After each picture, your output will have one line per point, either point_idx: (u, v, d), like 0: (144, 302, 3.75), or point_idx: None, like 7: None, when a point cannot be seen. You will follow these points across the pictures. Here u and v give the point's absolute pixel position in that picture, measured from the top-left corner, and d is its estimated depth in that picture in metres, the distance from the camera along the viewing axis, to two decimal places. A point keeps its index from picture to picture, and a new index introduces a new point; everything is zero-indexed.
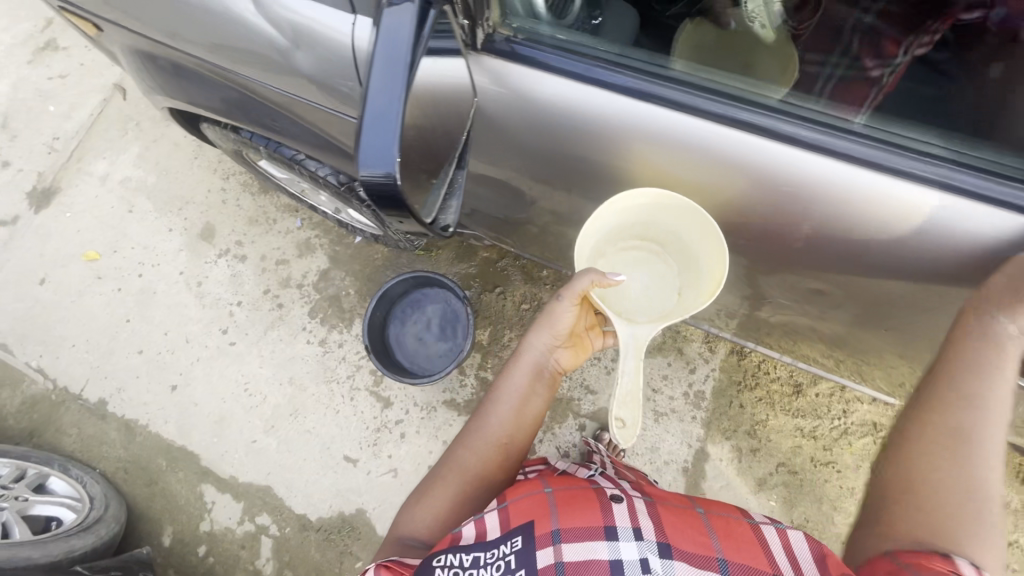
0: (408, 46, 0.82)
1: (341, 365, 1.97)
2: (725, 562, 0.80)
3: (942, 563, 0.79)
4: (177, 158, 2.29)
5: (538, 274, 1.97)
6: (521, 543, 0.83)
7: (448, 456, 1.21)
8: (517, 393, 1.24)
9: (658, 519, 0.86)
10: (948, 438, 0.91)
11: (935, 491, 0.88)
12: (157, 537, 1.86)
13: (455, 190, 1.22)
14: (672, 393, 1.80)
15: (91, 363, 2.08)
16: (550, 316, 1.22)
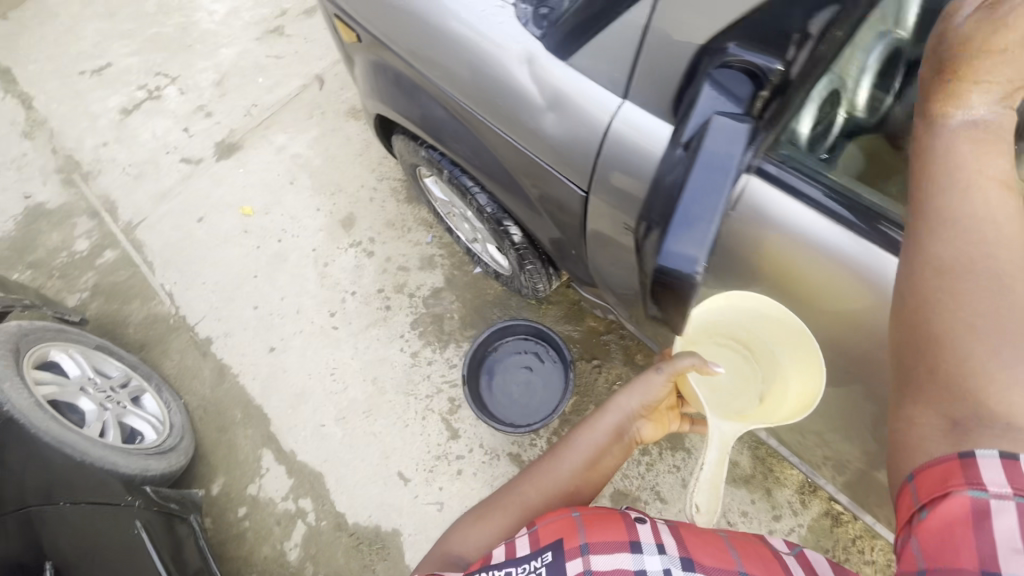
0: (738, 160, 0.83)
1: (424, 383, 2.00)
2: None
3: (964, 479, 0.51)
4: (345, 150, 2.52)
5: (639, 360, 1.93)
6: (552, 558, 0.74)
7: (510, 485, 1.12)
8: (592, 447, 1.14)
9: (682, 539, 0.77)
10: (949, 284, 0.57)
11: (947, 350, 0.55)
12: (209, 483, 1.94)
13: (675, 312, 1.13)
14: (747, 533, 1.67)
15: (212, 303, 2.27)
16: (643, 384, 1.13)
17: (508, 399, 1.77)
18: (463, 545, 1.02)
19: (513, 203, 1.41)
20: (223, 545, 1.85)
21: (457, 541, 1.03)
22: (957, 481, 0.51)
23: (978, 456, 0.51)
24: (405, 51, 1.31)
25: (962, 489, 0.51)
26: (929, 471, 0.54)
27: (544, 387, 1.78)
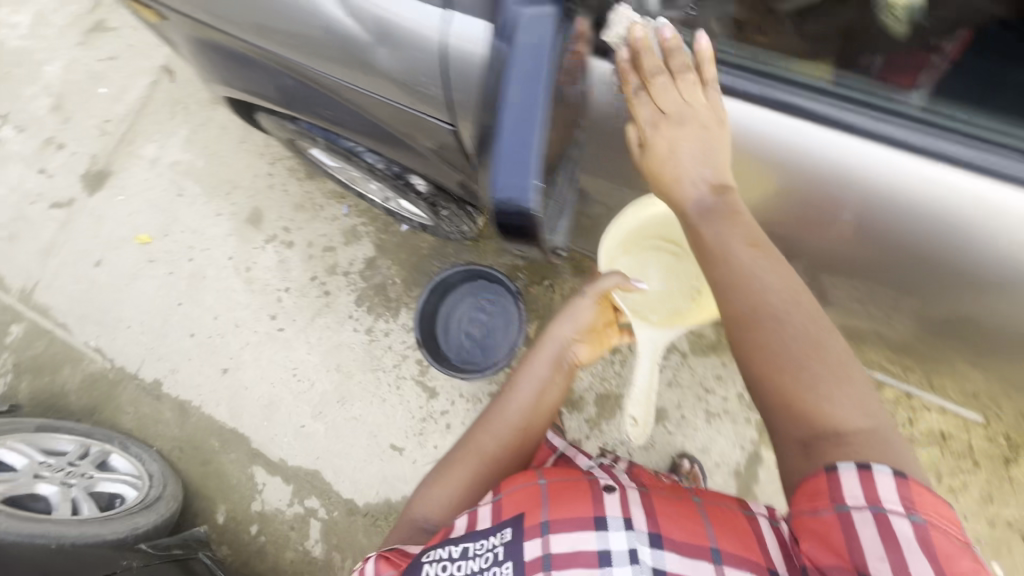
0: (549, 58, 0.79)
1: (387, 355, 1.97)
2: (720, 553, 0.76)
3: (826, 495, 0.70)
4: (224, 142, 2.29)
5: (587, 268, 1.92)
6: (510, 535, 0.83)
7: (465, 441, 1.20)
8: (534, 389, 1.22)
9: (652, 512, 0.84)
10: (748, 321, 0.81)
11: (791, 382, 0.77)
12: (211, 514, 1.92)
13: (565, 211, 1.20)
14: (724, 394, 1.76)
15: (146, 344, 2.13)
16: (572, 310, 1.24)
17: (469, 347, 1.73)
18: (429, 501, 1.12)
19: (401, 155, 1.29)
20: (247, 566, 1.86)
21: (419, 506, 1.12)
22: (816, 492, 0.72)
23: (837, 468, 0.71)
24: (212, 16, 1.14)
25: (826, 508, 0.70)
26: (800, 483, 0.75)
27: (501, 328, 1.73)
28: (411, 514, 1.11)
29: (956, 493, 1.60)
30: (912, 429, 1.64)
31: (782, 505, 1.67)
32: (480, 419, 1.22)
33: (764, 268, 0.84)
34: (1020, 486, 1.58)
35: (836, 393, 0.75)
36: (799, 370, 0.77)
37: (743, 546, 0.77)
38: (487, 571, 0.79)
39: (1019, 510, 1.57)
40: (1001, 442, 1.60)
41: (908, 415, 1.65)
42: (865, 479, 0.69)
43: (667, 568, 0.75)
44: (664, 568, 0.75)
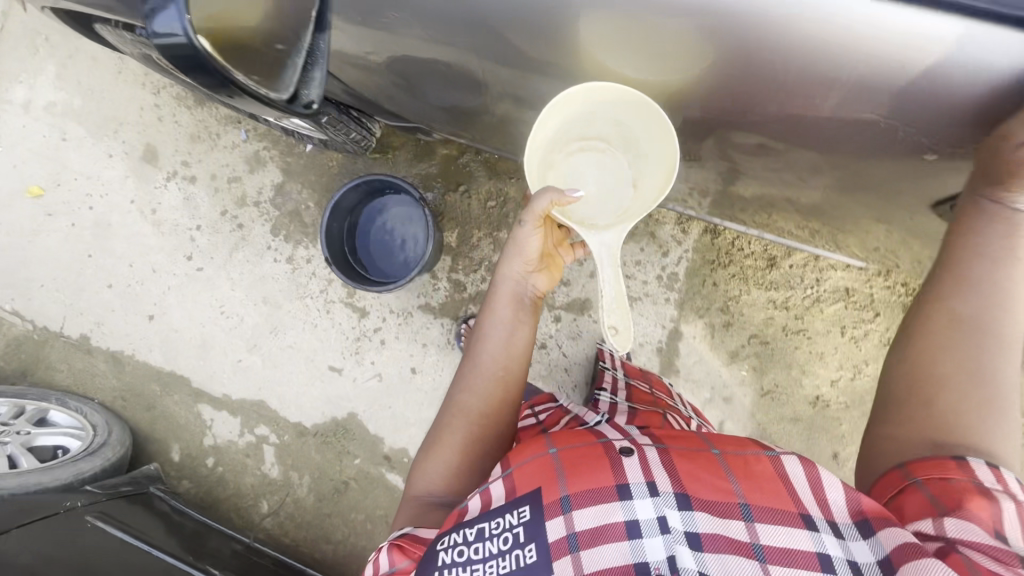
0: None
1: (312, 281, 1.94)
2: (749, 508, 0.74)
3: (957, 469, 0.83)
4: (99, 74, 2.08)
5: (501, 169, 1.86)
6: (529, 514, 0.76)
7: (446, 409, 1.13)
8: (501, 333, 1.14)
9: (675, 470, 0.78)
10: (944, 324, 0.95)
11: (946, 395, 0.91)
12: (166, 453, 1.97)
13: (318, 58, 1.05)
14: (645, 278, 1.79)
15: (64, 301, 2.06)
16: (515, 243, 1.14)
17: (385, 261, 1.78)
18: (427, 477, 1.06)
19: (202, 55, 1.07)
20: (210, 494, 1.94)
21: (420, 484, 1.07)
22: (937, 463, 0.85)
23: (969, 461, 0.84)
24: None
25: (958, 479, 0.82)
26: (912, 457, 0.88)
27: (417, 245, 1.75)
28: (413, 495, 1.06)
29: (857, 342, 1.71)
30: (818, 288, 1.73)
31: (703, 373, 1.77)
32: (455, 378, 1.16)
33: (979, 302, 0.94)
34: None
35: (978, 414, 0.88)
36: (968, 390, 0.90)
37: (773, 498, 0.75)
38: (507, 555, 0.73)
39: None
40: (900, 291, 1.69)
41: (815, 276, 1.72)
42: (996, 474, 0.83)
43: (701, 529, 0.72)
44: (697, 531, 0.72)
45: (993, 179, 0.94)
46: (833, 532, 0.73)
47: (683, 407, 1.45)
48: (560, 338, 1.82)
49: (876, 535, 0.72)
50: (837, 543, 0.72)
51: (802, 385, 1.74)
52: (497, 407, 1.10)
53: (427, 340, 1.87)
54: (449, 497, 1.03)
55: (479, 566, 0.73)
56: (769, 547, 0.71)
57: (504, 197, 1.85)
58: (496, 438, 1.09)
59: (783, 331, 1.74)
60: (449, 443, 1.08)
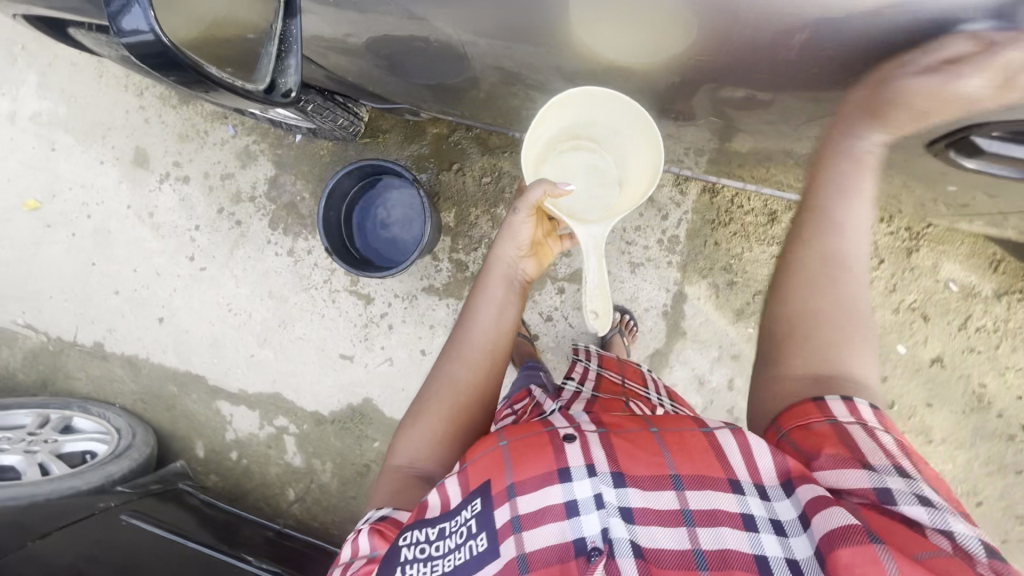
0: None
1: (315, 272, 1.95)
2: (679, 478, 0.76)
3: (816, 412, 0.84)
4: (80, 80, 2.05)
5: (494, 144, 1.83)
6: (480, 505, 0.78)
7: (431, 382, 1.11)
8: (493, 313, 1.13)
9: (613, 450, 0.79)
10: (820, 268, 0.92)
11: (812, 332, 0.91)
12: (191, 450, 2.03)
13: (292, 44, 1.01)
14: (646, 243, 1.79)
15: (74, 311, 2.09)
16: (510, 230, 1.13)
17: (381, 251, 1.76)
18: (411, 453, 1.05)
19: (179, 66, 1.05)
20: (238, 486, 2.00)
21: (402, 454, 1.06)
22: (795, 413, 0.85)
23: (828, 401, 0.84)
24: None
25: (819, 421, 0.83)
26: (783, 408, 0.88)
27: (413, 236, 1.74)
28: (394, 465, 1.06)
29: None
30: None
31: (710, 333, 1.78)
32: (442, 352, 1.14)
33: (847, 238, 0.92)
34: (920, 272, 1.68)
35: (838, 349, 0.90)
36: (847, 326, 0.90)
37: (702, 469, 0.76)
38: (463, 547, 0.76)
39: (919, 293, 1.68)
40: (903, 236, 1.68)
41: None
42: (850, 408, 0.83)
43: (633, 504, 0.74)
44: (629, 505, 0.74)
45: (849, 121, 0.91)
46: (760, 496, 0.74)
47: (657, 392, 1.29)
48: (565, 309, 1.82)
49: (796, 493, 0.73)
50: (761, 504, 0.74)
51: None
52: (484, 388, 1.09)
53: (434, 321, 1.88)
54: (430, 470, 1.03)
55: (440, 561, 0.76)
56: (696, 512, 0.73)
57: (499, 173, 1.83)
58: (481, 415, 1.09)
59: None
60: (431, 417, 1.07)
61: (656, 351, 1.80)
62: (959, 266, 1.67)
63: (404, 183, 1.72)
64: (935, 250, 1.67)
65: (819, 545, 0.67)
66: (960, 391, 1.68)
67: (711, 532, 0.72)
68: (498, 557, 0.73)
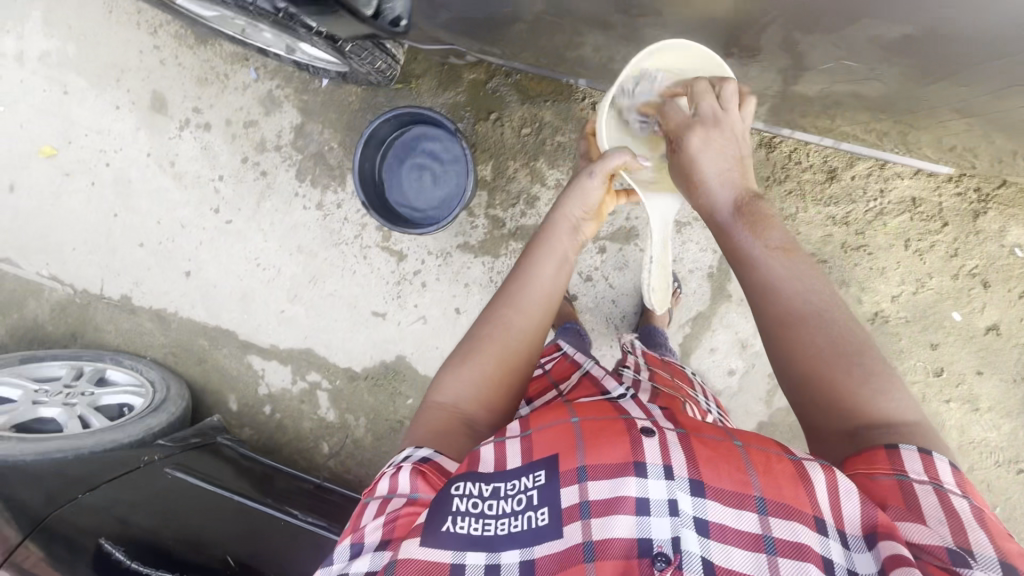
0: None
1: (345, 226, 1.88)
2: (763, 501, 0.74)
3: (887, 462, 0.78)
4: (89, 16, 1.92)
5: (534, 92, 1.71)
6: (545, 478, 0.79)
7: (483, 323, 1.06)
8: (553, 265, 1.11)
9: (692, 453, 0.79)
10: (790, 332, 0.91)
11: (824, 389, 0.87)
12: (224, 404, 2.03)
13: None
14: None
15: (99, 263, 2.04)
16: (578, 191, 1.14)
17: (416, 206, 1.69)
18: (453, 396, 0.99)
19: None
20: (272, 439, 2.02)
21: (444, 391, 1.00)
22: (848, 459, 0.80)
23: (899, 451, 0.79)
24: None
25: (886, 475, 0.78)
26: (847, 457, 0.84)
27: (449, 195, 1.67)
28: (436, 401, 1.00)
29: (923, 254, 1.63)
30: (882, 200, 1.62)
31: None
32: (497, 296, 1.09)
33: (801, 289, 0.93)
34: (985, 236, 1.59)
35: (863, 384, 0.86)
36: (835, 364, 0.87)
37: (789, 496, 0.74)
38: (521, 516, 0.77)
39: (982, 259, 1.61)
40: (971, 197, 1.58)
41: (879, 186, 1.61)
42: (926, 461, 0.78)
43: (710, 518, 0.73)
44: (706, 518, 0.73)
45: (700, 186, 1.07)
46: (841, 541, 0.72)
47: (704, 398, 1.28)
48: (605, 269, 1.76)
49: (879, 546, 0.69)
50: (842, 551, 0.71)
51: (861, 303, 1.68)
52: (533, 342, 1.05)
53: (468, 280, 1.83)
54: (474, 412, 0.98)
55: (492, 519, 0.77)
56: (780, 541, 0.71)
57: (541, 123, 1.72)
58: (525, 371, 1.04)
59: (842, 249, 1.66)
60: (481, 360, 1.01)
61: (699, 314, 1.74)
62: None
63: (444, 137, 1.64)
64: (1003, 213, 1.57)
65: None
66: (1014, 360, 1.64)
67: (793, 564, 0.70)
68: (560, 536, 0.74)
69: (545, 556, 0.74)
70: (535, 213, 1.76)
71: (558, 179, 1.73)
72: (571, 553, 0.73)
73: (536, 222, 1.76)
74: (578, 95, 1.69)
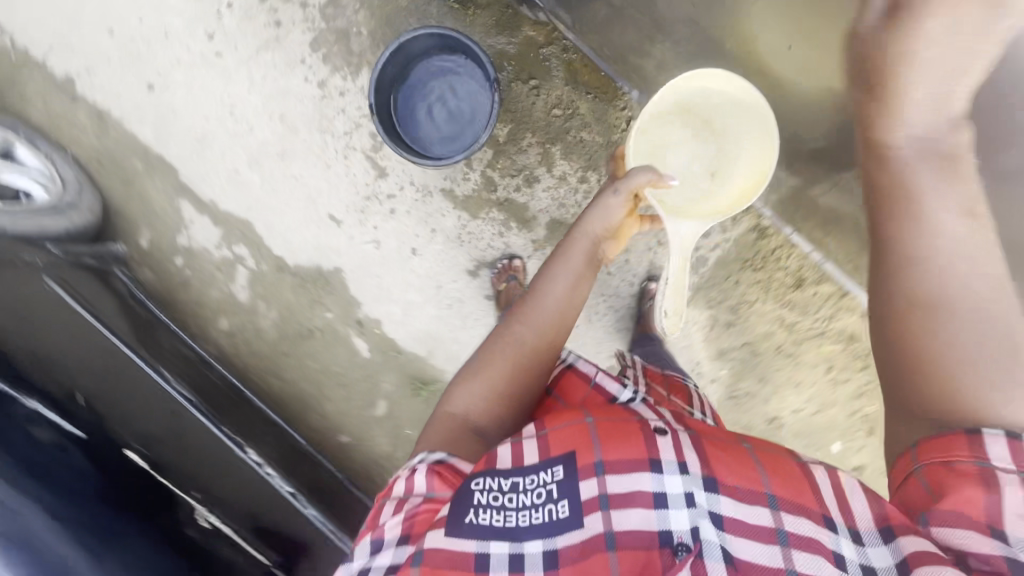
0: None
1: (338, 118, 1.75)
2: (774, 497, 0.86)
3: (967, 448, 0.86)
4: None
5: (581, 79, 1.66)
6: (563, 473, 0.89)
7: (497, 339, 1.16)
8: (566, 283, 1.20)
9: (704, 454, 0.91)
10: (903, 312, 0.97)
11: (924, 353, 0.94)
12: (133, 237, 1.86)
13: None
14: None
15: (54, 28, 1.78)
16: (601, 208, 1.21)
17: (419, 130, 1.61)
18: (468, 403, 1.08)
19: None
20: (172, 293, 1.87)
21: (457, 401, 1.08)
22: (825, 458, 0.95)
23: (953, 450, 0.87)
24: None
25: (965, 460, 0.86)
26: (925, 439, 0.91)
27: (451, 142, 1.61)
28: (447, 411, 1.08)
29: (835, 383, 1.76)
30: (827, 324, 1.69)
31: (685, 356, 1.82)
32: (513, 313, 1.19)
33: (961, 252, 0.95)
34: None
35: (974, 347, 0.91)
36: (947, 316, 0.93)
37: (798, 494, 0.86)
38: (542, 508, 0.87)
39: (877, 408, 1.77)
40: None
41: (830, 311, 1.67)
42: (1014, 448, 0.84)
43: (723, 511, 0.85)
44: (720, 512, 0.85)
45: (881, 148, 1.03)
46: (852, 537, 0.83)
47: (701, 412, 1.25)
48: None
49: (894, 539, 0.81)
50: (854, 547, 0.83)
51: (766, 401, 1.81)
52: (547, 350, 1.14)
53: (437, 227, 1.77)
54: (487, 419, 1.06)
55: (513, 511, 0.86)
56: (792, 533, 0.82)
57: (573, 112, 1.67)
58: (541, 378, 1.12)
59: (776, 349, 1.76)
60: (496, 365, 1.11)
61: None
62: None
63: (475, 82, 1.59)
64: None
65: (903, 561, 0.78)
66: None
67: (808, 556, 0.80)
68: (583, 526, 0.84)
69: (567, 546, 0.83)
70: (528, 194, 1.72)
71: (564, 172, 1.70)
72: (592, 543, 0.83)
73: (525, 202, 1.73)
74: (619, 102, 1.66)
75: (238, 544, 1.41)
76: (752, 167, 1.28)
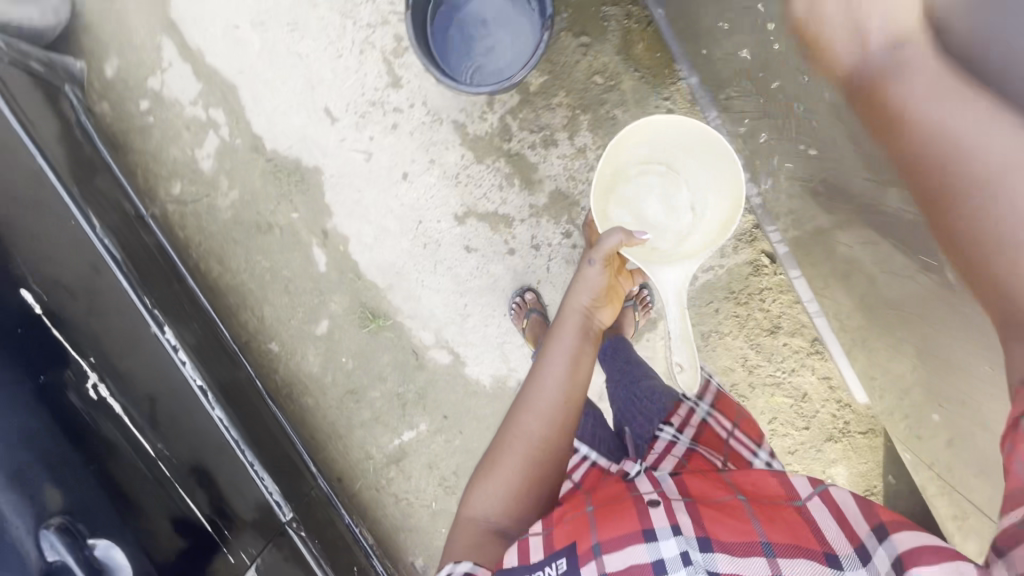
0: None
1: (366, 6, 1.57)
2: (771, 545, 0.82)
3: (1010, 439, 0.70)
4: None
5: (634, 53, 1.53)
6: (566, 566, 0.85)
7: (507, 430, 1.12)
8: (568, 353, 1.16)
9: (698, 516, 0.87)
10: (946, 204, 0.76)
11: None
12: (99, 62, 1.63)
13: None
14: None
15: None
16: (584, 282, 1.24)
17: (448, 50, 1.48)
18: (487, 507, 1.08)
19: None
20: (127, 138, 1.67)
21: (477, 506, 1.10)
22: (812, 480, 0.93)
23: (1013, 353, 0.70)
24: None
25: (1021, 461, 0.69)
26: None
27: (479, 75, 1.48)
28: (469, 515, 1.10)
29: (773, 435, 1.77)
30: (787, 376, 1.71)
31: None
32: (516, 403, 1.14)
33: (961, 102, 0.71)
34: (821, 457, 1.76)
35: None
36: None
37: (794, 537, 0.83)
38: None
39: (805, 470, 1.78)
40: (838, 423, 1.73)
41: (794, 364, 1.70)
42: None
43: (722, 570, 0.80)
44: (718, 569, 0.80)
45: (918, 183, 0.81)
46: (854, 563, 0.80)
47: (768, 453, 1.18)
48: (558, 250, 1.66)
49: (891, 539, 0.81)
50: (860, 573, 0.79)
51: None
52: (559, 436, 1.09)
53: (437, 160, 1.63)
54: (509, 525, 1.07)
55: None
56: None
57: (614, 85, 1.55)
58: (552, 468, 1.09)
59: (730, 388, 1.74)
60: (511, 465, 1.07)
61: None
62: (847, 475, 1.76)
63: (524, 22, 1.46)
64: (845, 450, 1.75)
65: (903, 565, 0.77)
66: None
67: None
68: None
69: None
70: (541, 155, 1.60)
71: (584, 145, 1.59)
72: None
73: (536, 163, 1.61)
74: (664, 92, 1.54)
75: (167, 488, 1.31)
76: (728, 196, 1.35)
